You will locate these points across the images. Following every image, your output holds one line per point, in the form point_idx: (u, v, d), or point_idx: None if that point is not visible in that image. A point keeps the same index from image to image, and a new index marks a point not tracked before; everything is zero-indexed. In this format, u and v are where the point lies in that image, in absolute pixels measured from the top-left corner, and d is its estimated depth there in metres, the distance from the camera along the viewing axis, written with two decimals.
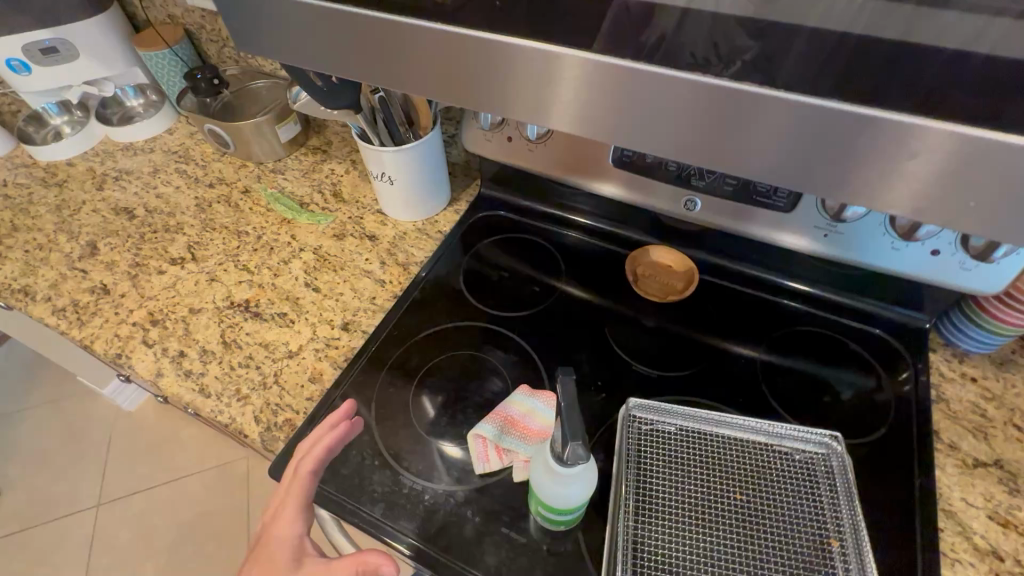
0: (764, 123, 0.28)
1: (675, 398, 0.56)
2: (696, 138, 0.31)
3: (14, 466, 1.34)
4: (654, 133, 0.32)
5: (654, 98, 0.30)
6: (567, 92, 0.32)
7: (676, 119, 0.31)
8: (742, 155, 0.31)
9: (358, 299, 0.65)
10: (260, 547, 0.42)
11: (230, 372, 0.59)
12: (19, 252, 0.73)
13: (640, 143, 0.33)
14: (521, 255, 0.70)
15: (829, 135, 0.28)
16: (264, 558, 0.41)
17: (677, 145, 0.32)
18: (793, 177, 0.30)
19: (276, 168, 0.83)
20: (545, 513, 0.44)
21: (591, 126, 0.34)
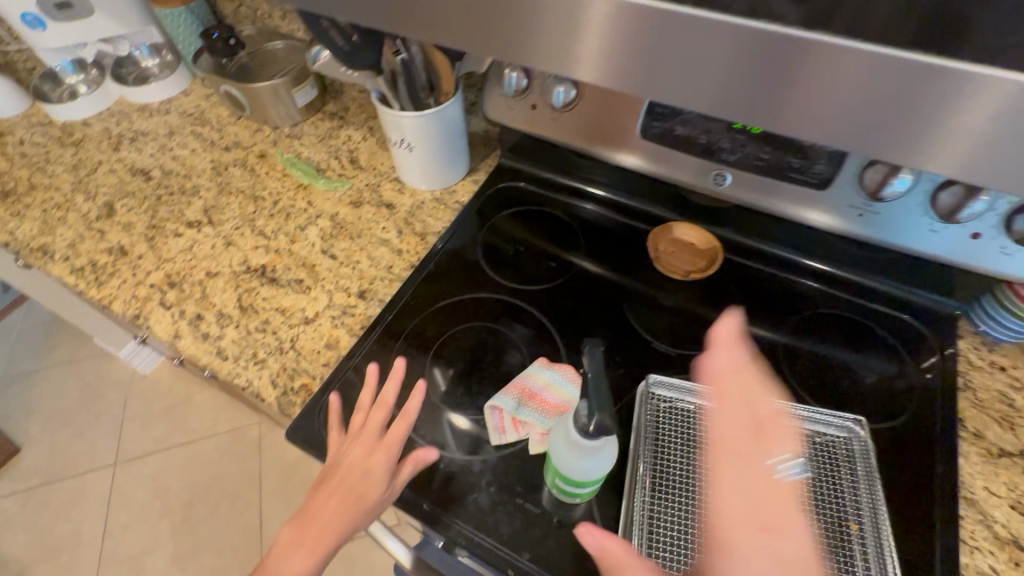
0: (815, 73, 0.28)
1: (693, 376, 0.55)
2: (730, 89, 0.31)
3: (33, 423, 1.37)
4: (698, 86, 0.32)
5: (693, 44, 0.30)
6: (606, 41, 0.32)
7: (724, 69, 0.30)
8: (788, 110, 0.30)
9: (375, 268, 0.65)
10: (349, 475, 0.48)
11: (247, 336, 0.59)
12: (38, 211, 0.73)
13: (684, 97, 0.33)
14: (539, 229, 0.69)
15: (879, 86, 0.28)
16: (360, 484, 0.47)
17: (715, 99, 0.32)
18: (838, 133, 0.30)
19: (293, 133, 0.82)
20: (558, 483, 0.44)
21: (633, 80, 0.33)
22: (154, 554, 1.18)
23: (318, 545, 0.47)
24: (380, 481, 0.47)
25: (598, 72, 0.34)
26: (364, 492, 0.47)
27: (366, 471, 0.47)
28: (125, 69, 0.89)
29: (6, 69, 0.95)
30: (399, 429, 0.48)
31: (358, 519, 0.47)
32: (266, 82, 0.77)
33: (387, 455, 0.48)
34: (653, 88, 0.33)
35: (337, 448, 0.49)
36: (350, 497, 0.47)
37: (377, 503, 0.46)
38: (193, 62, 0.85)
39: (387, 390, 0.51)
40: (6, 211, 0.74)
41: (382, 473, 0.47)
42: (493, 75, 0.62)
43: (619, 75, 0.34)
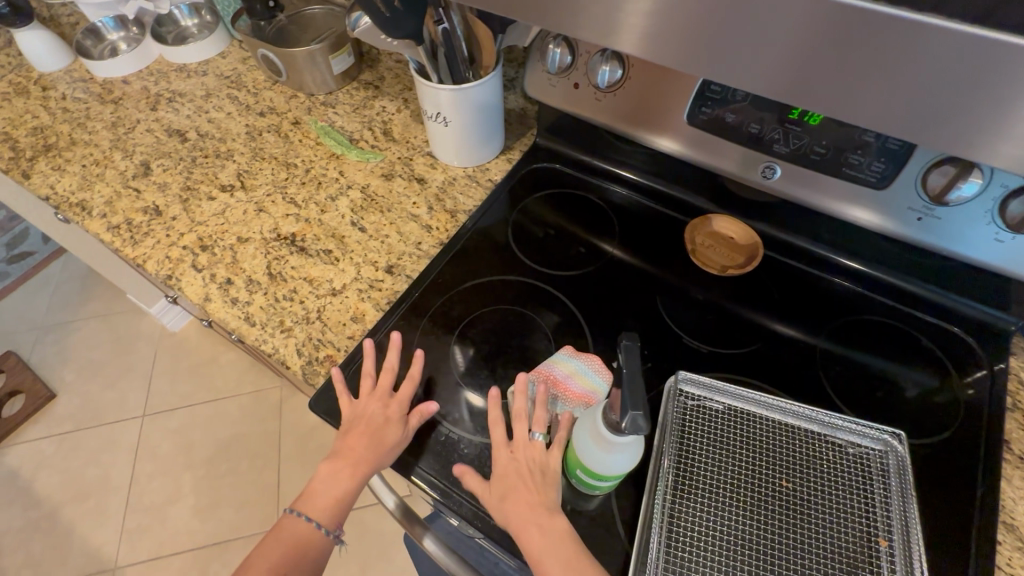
0: (883, 54, 0.26)
1: (724, 375, 0.53)
2: (784, 68, 0.29)
3: (67, 370, 1.42)
4: (752, 65, 0.29)
5: (750, 16, 0.27)
6: (659, 6, 0.29)
7: (780, 47, 0.28)
8: (846, 94, 0.28)
9: (404, 243, 0.64)
10: (360, 427, 0.49)
11: (275, 304, 0.59)
12: (78, 166, 0.74)
13: (734, 77, 0.31)
14: (572, 213, 0.67)
15: (953, 71, 0.25)
16: (374, 434, 0.49)
17: (766, 79, 0.30)
18: (902, 121, 0.28)
19: (328, 101, 0.81)
20: (577, 473, 0.44)
21: (680, 57, 0.31)
22: (177, 504, 1.23)
23: (349, 479, 0.50)
24: (396, 425, 0.49)
25: (645, 46, 0.32)
26: (381, 438, 0.49)
27: (381, 417, 0.49)
28: (166, 29, 0.89)
29: (51, 23, 0.95)
30: (410, 382, 0.52)
31: (375, 466, 0.49)
32: (303, 47, 0.76)
33: (401, 405, 0.50)
34: (701, 66, 0.31)
35: (350, 404, 0.51)
36: (366, 447, 0.49)
37: (394, 447, 0.48)
38: (232, 23, 0.84)
39: (393, 352, 0.54)
40: (47, 164, 0.75)
41: (398, 418, 0.49)
42: (536, 50, 0.60)
43: (663, 51, 0.32)
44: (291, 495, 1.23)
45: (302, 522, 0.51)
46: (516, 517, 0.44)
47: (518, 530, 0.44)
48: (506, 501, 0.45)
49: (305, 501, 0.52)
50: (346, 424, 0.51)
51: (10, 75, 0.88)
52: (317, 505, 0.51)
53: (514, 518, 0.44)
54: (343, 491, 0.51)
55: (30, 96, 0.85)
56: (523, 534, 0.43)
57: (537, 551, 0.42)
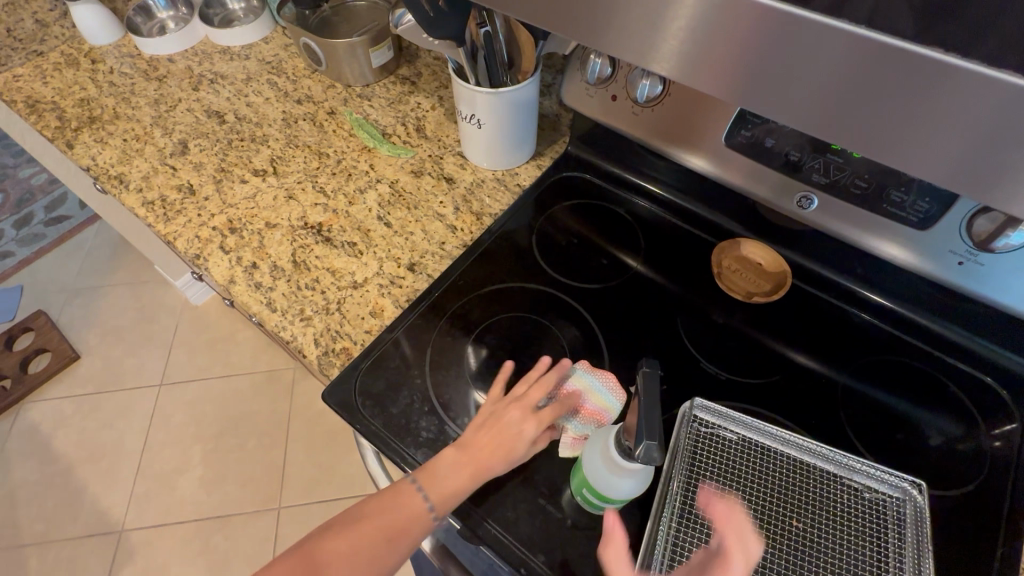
0: (927, 98, 0.25)
1: (741, 404, 0.52)
2: (825, 108, 0.28)
3: (91, 333, 1.43)
4: (788, 101, 0.28)
5: (796, 51, 0.27)
6: (703, 35, 0.29)
7: (818, 85, 0.27)
8: (887, 139, 0.27)
9: (428, 242, 0.64)
10: (496, 429, 0.47)
11: (298, 292, 0.60)
12: (119, 140, 0.76)
13: (768, 110, 0.30)
14: (598, 225, 0.67)
15: (1001, 124, 0.24)
16: (504, 440, 0.46)
17: (805, 118, 0.29)
18: (939, 170, 0.27)
19: (364, 93, 0.81)
20: (585, 492, 0.44)
21: (715, 84, 0.30)
22: (186, 474, 1.22)
23: (466, 478, 0.45)
24: (527, 441, 0.47)
25: (679, 72, 0.31)
26: (510, 447, 0.46)
27: (515, 430, 0.47)
28: (214, 11, 0.91)
29: None
30: (558, 406, 0.49)
31: (492, 473, 0.46)
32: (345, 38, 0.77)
33: (539, 423, 0.48)
34: (736, 95, 0.30)
35: (495, 401, 0.50)
36: (491, 449, 0.46)
37: (516, 460, 0.46)
38: (277, 10, 0.85)
39: (557, 372, 0.51)
40: (91, 136, 0.77)
41: (530, 435, 0.47)
42: (577, 59, 0.59)
43: (701, 81, 0.31)
44: (297, 476, 1.22)
45: (419, 497, 0.45)
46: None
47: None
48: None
49: (428, 475, 0.46)
50: (480, 417, 0.48)
51: (63, 45, 0.90)
52: (438, 484, 0.45)
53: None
54: (459, 488, 0.45)
55: (79, 68, 0.87)
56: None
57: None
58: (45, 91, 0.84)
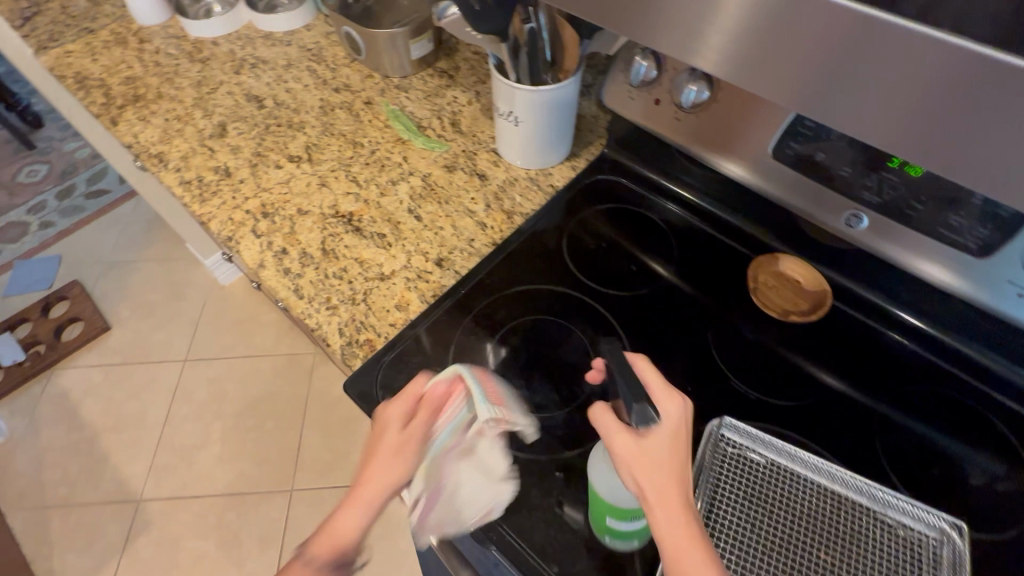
0: (1002, 109, 0.25)
1: (771, 427, 0.50)
2: (890, 116, 0.28)
3: (122, 305, 1.47)
4: (848, 101, 0.29)
5: (866, 56, 0.27)
6: (769, 39, 0.29)
7: (884, 91, 0.27)
8: (952, 150, 0.27)
9: (457, 238, 0.63)
10: (375, 432, 0.41)
11: (325, 280, 0.60)
12: (160, 119, 0.78)
13: (828, 115, 0.30)
14: (630, 231, 0.65)
15: None
16: (376, 439, 0.40)
17: (866, 124, 0.29)
18: (1003, 184, 0.27)
19: (402, 85, 0.81)
20: (607, 522, 0.42)
21: (775, 87, 0.31)
22: (205, 450, 1.24)
23: (346, 509, 0.37)
24: (401, 426, 0.40)
25: (738, 71, 0.31)
26: (385, 441, 0.40)
27: (387, 424, 0.40)
28: None
29: None
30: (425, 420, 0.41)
31: (371, 483, 0.38)
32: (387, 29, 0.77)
33: (412, 406, 0.41)
34: (796, 101, 0.30)
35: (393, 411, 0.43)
36: (367, 457, 0.39)
37: (392, 453, 0.39)
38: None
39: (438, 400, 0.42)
40: (134, 114, 0.79)
41: (403, 418, 0.41)
42: (621, 60, 0.57)
43: (762, 85, 0.31)
44: (312, 460, 1.23)
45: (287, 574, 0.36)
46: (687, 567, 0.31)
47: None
48: (656, 517, 0.33)
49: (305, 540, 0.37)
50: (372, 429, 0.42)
51: (112, 23, 0.92)
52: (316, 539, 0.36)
53: (668, 550, 0.32)
54: (339, 528, 0.36)
55: (127, 47, 0.89)
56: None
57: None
58: (94, 68, 0.85)
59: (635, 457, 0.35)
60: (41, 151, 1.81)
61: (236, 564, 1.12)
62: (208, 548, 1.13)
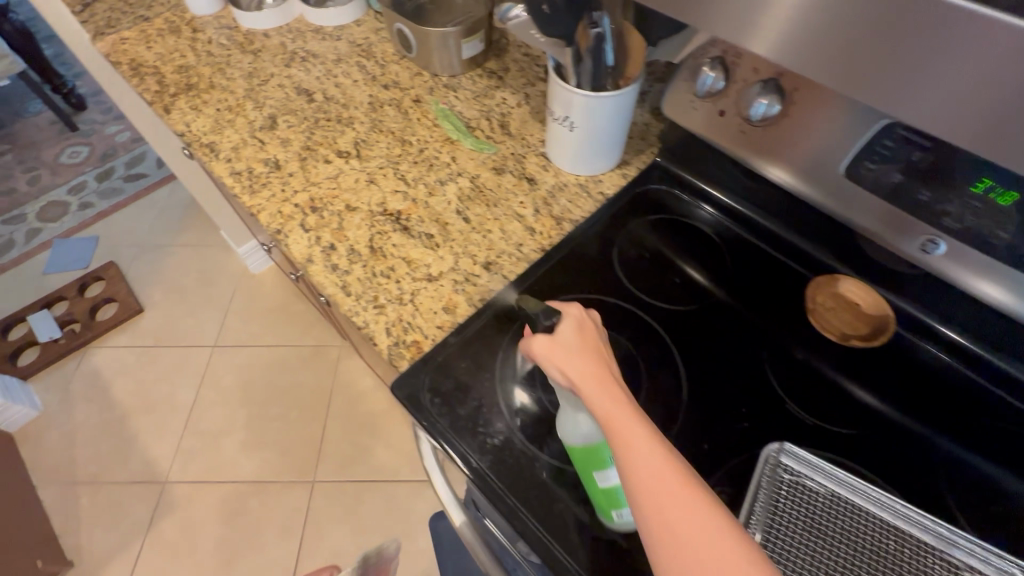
0: None
1: (828, 455, 0.49)
2: (964, 112, 0.30)
3: (156, 289, 1.49)
4: (918, 96, 0.31)
5: (944, 54, 0.29)
6: (847, 33, 0.31)
7: (962, 85, 0.29)
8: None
9: (506, 242, 0.63)
10: None
11: (372, 279, 0.60)
12: (212, 109, 0.78)
13: (902, 107, 0.32)
14: (679, 245, 0.64)
15: None
16: None
17: (938, 120, 0.31)
18: None
19: (451, 84, 0.81)
20: (596, 476, 0.43)
21: (850, 79, 0.33)
22: (230, 435, 1.26)
23: None
24: None
25: (795, 57, 0.34)
26: None
27: None
28: None
29: None
30: None
31: None
32: (439, 27, 0.76)
33: None
34: (870, 92, 0.33)
35: None
36: None
37: None
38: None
39: None
40: (186, 103, 0.79)
41: None
42: (687, 67, 0.56)
43: (839, 76, 0.33)
44: (334, 452, 1.23)
45: None
46: (615, 412, 0.36)
47: (631, 488, 0.33)
48: (579, 385, 0.39)
49: None
50: None
51: (166, 12, 0.93)
52: None
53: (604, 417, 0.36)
54: None
55: (180, 36, 0.90)
56: (624, 483, 0.34)
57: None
58: (148, 55, 0.87)
59: (552, 352, 0.41)
60: (83, 133, 1.85)
61: (257, 550, 1.13)
62: (229, 534, 1.15)
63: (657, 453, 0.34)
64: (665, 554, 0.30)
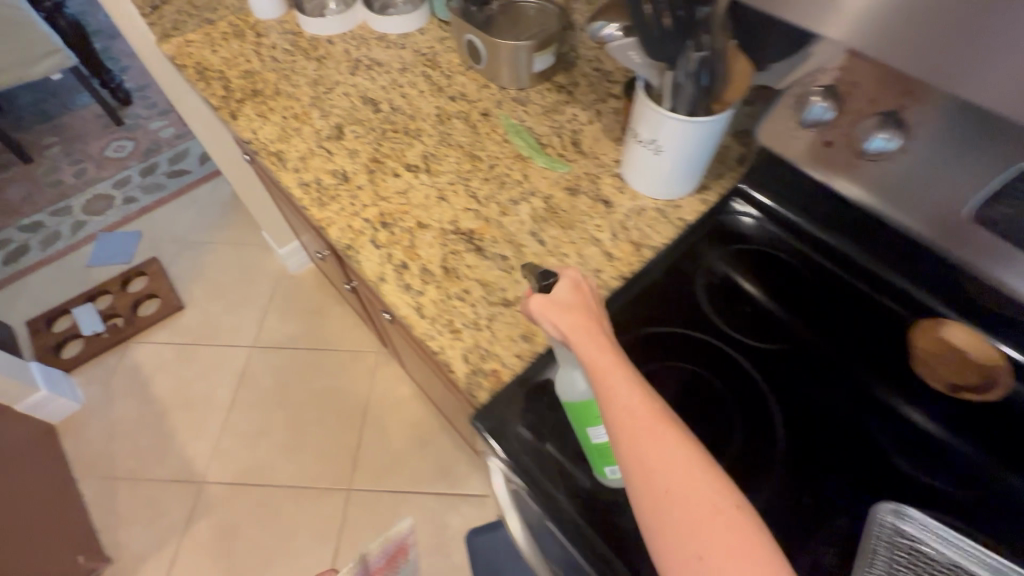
0: None
1: (938, 516, 0.46)
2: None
3: (196, 286, 1.50)
4: (984, 74, 0.33)
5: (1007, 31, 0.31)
6: (914, 16, 0.33)
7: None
8: None
9: (583, 268, 0.60)
10: None
11: (447, 301, 0.58)
12: (279, 117, 0.77)
13: (969, 87, 0.34)
14: (760, 278, 0.61)
15: None
16: None
17: (1001, 98, 0.33)
18: None
19: (519, 97, 0.79)
20: (588, 432, 0.46)
21: (917, 61, 0.35)
22: (268, 438, 1.25)
23: None
24: None
25: (868, 40, 0.36)
26: None
27: None
28: None
29: None
30: None
31: None
32: (511, 41, 0.74)
33: None
34: (938, 75, 0.35)
35: None
36: None
37: None
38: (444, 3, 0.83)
39: None
40: (253, 109, 0.79)
41: None
42: (791, 94, 0.52)
43: (908, 59, 0.35)
44: (370, 461, 1.22)
45: None
46: (600, 361, 0.39)
47: (614, 424, 0.36)
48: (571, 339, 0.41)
49: None
50: None
51: (230, 15, 0.93)
52: None
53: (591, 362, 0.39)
54: None
55: (244, 40, 0.89)
56: (607, 421, 0.37)
57: (670, 524, 0.32)
58: (213, 59, 0.86)
59: (543, 304, 0.43)
60: (128, 127, 1.87)
61: (293, 557, 1.12)
62: (264, 539, 1.14)
63: (640, 396, 0.37)
64: (638, 482, 0.34)
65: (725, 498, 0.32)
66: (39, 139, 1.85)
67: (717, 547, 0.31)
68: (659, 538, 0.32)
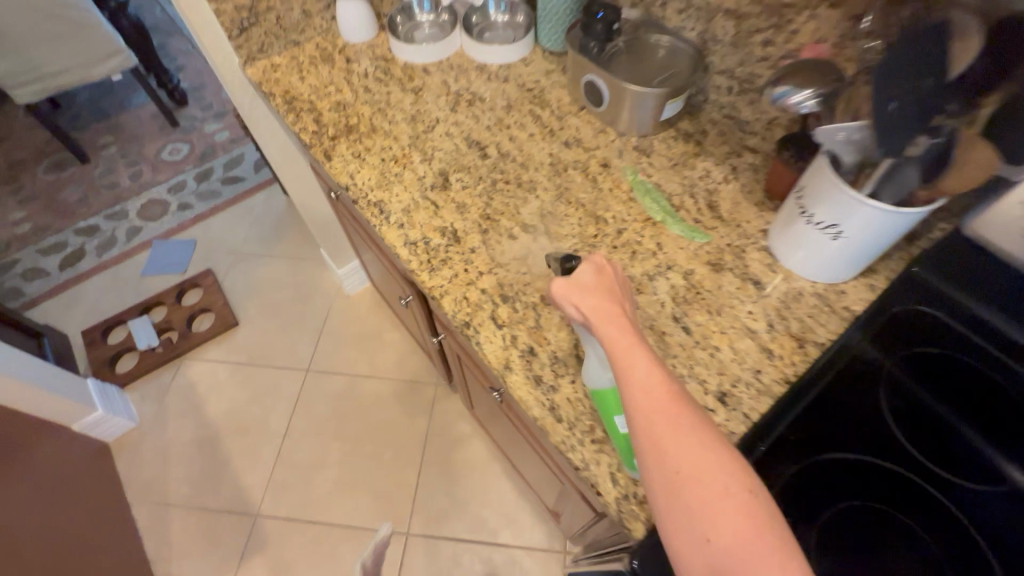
0: None
1: None
2: None
3: (250, 302, 1.45)
4: None
5: None
6: None
7: None
8: None
9: (740, 367, 0.53)
10: None
11: (586, 401, 0.50)
12: (377, 158, 0.71)
13: None
14: (957, 392, 0.49)
15: None
16: None
17: None
18: None
19: (641, 146, 0.70)
20: (613, 421, 0.46)
21: None
22: (323, 470, 1.21)
23: None
24: None
25: None
26: None
27: None
28: (475, 18, 0.83)
29: None
30: None
31: None
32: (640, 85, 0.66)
33: None
34: None
35: None
36: None
37: None
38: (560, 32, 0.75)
39: None
40: (348, 148, 0.72)
41: None
42: None
43: None
44: (428, 504, 1.16)
45: None
46: (621, 343, 0.40)
47: (630, 403, 0.38)
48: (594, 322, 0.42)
49: None
50: None
51: (318, 37, 0.86)
52: None
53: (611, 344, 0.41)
54: None
55: (334, 66, 0.83)
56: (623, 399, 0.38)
57: (682, 500, 0.33)
58: (302, 87, 0.80)
59: (570, 288, 0.45)
60: (184, 129, 1.84)
61: None
62: None
63: (655, 376, 0.38)
64: (651, 460, 0.35)
65: (738, 479, 0.33)
66: (96, 139, 1.83)
67: (725, 525, 0.32)
68: (669, 514, 0.34)
